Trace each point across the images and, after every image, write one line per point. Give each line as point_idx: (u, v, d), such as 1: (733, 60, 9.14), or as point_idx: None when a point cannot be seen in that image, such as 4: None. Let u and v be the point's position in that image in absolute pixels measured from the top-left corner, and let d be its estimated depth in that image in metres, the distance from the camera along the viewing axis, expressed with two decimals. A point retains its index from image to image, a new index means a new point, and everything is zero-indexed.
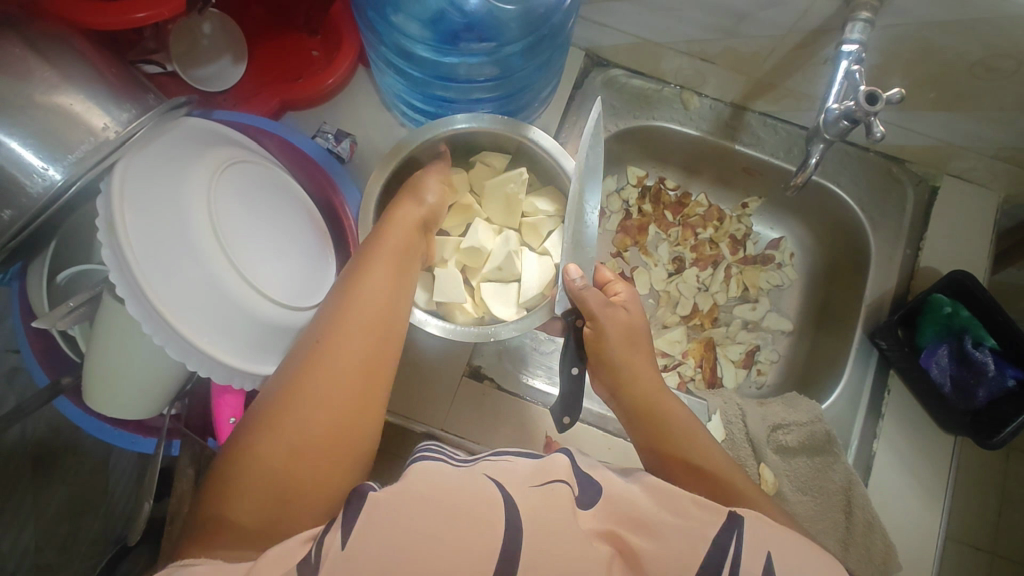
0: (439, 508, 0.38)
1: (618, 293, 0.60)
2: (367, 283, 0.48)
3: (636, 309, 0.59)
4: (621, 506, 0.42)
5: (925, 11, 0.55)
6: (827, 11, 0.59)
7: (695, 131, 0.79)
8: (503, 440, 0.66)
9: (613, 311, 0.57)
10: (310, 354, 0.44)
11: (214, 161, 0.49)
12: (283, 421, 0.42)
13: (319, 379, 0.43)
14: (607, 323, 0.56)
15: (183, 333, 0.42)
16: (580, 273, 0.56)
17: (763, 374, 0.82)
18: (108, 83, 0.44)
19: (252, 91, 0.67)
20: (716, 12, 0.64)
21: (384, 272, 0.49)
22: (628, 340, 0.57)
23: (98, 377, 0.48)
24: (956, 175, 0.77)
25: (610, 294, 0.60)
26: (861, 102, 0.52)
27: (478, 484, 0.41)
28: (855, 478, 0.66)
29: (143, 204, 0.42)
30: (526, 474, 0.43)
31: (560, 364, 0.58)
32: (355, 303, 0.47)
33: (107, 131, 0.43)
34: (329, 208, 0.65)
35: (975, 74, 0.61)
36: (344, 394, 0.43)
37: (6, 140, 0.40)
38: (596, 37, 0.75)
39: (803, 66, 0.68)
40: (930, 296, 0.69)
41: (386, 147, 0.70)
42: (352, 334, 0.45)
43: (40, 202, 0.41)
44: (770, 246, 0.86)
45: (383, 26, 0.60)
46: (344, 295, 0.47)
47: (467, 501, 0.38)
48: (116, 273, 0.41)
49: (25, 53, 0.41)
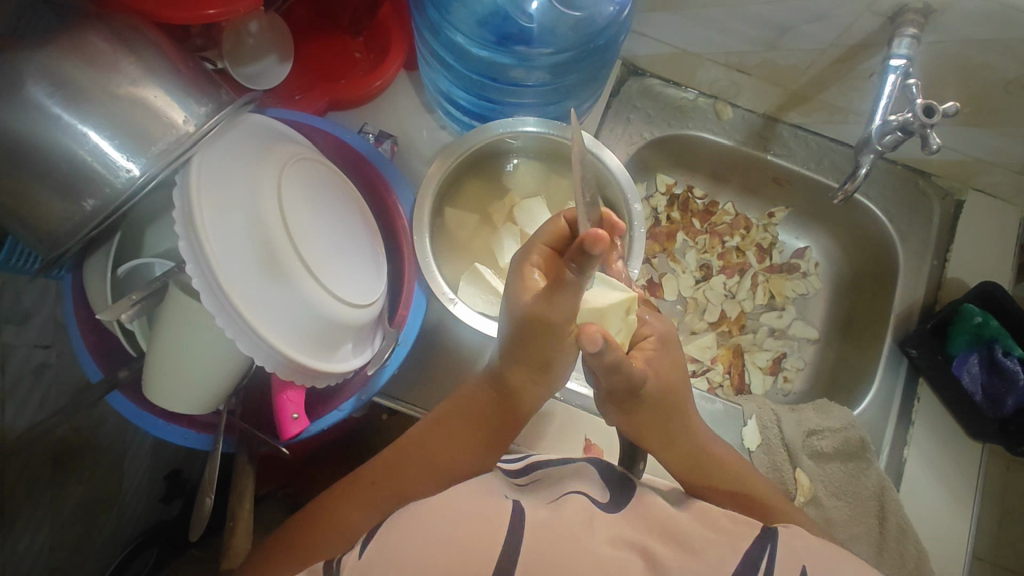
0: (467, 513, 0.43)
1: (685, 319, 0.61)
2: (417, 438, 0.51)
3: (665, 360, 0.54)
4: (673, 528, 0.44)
5: (970, 28, 0.57)
6: (872, 26, 0.60)
7: (728, 141, 0.80)
8: (544, 440, 0.66)
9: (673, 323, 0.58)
10: (351, 489, 0.50)
11: (281, 157, 0.49)
12: (312, 539, 0.47)
13: (357, 515, 0.48)
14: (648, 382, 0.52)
15: (255, 326, 0.42)
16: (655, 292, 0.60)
17: (790, 382, 0.83)
18: (186, 78, 0.44)
19: (296, 91, 0.68)
20: (759, 24, 0.66)
21: (432, 433, 0.51)
22: None
23: (162, 371, 0.48)
24: (980, 190, 0.79)
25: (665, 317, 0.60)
26: (918, 114, 0.54)
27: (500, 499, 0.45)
28: (888, 484, 0.68)
29: (217, 197, 0.43)
30: (554, 492, 0.49)
31: None
32: (409, 444, 0.51)
33: (187, 126, 0.43)
34: (382, 208, 0.64)
35: (1011, 91, 0.63)
36: (383, 478, 0.50)
37: (91, 132, 0.40)
38: (634, 46, 0.76)
39: (842, 80, 0.70)
40: (959, 307, 0.70)
41: (427, 149, 0.71)
42: (399, 482, 0.49)
43: (122, 195, 0.41)
44: (795, 255, 0.87)
45: (439, 25, 0.61)
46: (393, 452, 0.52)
47: (482, 509, 0.43)
48: (193, 267, 0.41)
49: (109, 44, 0.41)
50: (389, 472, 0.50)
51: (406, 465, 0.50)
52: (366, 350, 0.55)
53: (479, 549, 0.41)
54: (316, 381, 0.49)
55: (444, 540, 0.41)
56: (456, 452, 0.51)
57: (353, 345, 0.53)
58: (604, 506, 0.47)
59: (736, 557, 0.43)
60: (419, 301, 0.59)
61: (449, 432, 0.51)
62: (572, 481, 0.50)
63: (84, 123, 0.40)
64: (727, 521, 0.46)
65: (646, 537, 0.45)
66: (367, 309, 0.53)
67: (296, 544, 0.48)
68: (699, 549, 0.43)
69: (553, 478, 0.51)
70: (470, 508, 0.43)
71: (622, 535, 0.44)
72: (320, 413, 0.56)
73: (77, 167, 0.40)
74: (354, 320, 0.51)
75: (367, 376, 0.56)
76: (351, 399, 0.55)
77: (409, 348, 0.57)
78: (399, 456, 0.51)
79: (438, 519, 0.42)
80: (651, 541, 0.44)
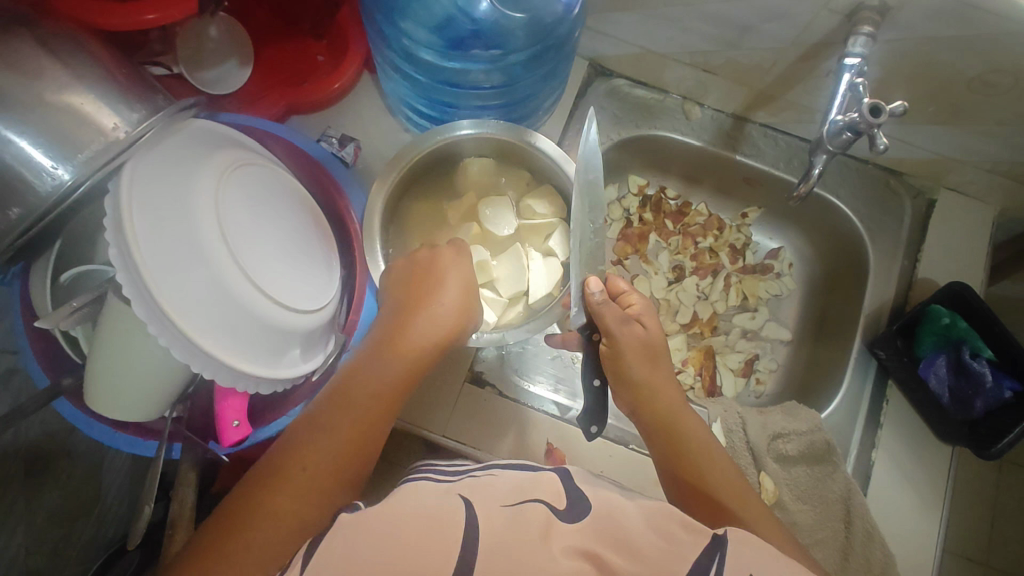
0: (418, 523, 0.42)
1: (632, 303, 0.59)
2: (369, 386, 0.49)
3: (651, 321, 0.59)
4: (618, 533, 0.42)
5: (925, 26, 0.56)
6: (830, 25, 0.60)
7: (697, 141, 0.80)
8: (505, 444, 0.65)
9: (629, 327, 0.56)
10: (284, 469, 0.46)
11: (223, 162, 0.49)
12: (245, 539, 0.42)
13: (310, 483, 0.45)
14: (624, 340, 0.56)
15: (187, 333, 0.42)
16: (599, 286, 0.56)
17: (762, 384, 0.82)
18: (119, 83, 0.44)
19: (257, 95, 0.67)
20: (718, 24, 0.65)
21: (369, 408, 0.49)
22: (654, 365, 0.57)
23: (102, 377, 0.48)
24: (952, 188, 0.78)
25: (624, 305, 0.59)
26: (864, 114, 0.53)
27: (449, 504, 0.44)
28: (855, 487, 0.66)
29: (152, 203, 0.42)
30: (513, 494, 0.46)
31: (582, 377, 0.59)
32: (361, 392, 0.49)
33: (117, 131, 0.43)
34: (336, 214, 0.64)
35: (973, 90, 0.62)
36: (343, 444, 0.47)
37: (16, 139, 0.40)
38: (600, 46, 0.76)
39: (806, 79, 0.69)
40: (927, 308, 0.69)
41: (390, 152, 0.70)
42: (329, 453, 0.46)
43: (49, 201, 0.41)
44: (769, 256, 0.86)
45: (391, 32, 0.60)
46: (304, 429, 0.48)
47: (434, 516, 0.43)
48: (123, 274, 0.41)
49: (36, 51, 0.41)
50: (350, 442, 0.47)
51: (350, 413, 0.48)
52: (317, 355, 0.55)
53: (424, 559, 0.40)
54: (260, 387, 0.49)
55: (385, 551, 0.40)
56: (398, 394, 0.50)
57: (301, 350, 0.53)
58: (563, 515, 0.45)
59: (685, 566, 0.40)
60: (370, 308, 0.61)
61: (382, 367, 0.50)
62: (531, 488, 0.48)
63: (10, 130, 0.40)
64: (682, 530, 0.43)
65: (587, 536, 0.43)
66: (314, 314, 0.53)
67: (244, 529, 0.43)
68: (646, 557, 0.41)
69: (510, 479, 0.49)
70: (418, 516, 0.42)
71: (576, 544, 0.43)
72: (267, 419, 0.57)
73: (3, 173, 0.40)
74: (301, 325, 0.51)
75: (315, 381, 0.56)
76: (299, 405, 0.56)
77: None
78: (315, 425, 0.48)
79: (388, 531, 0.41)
80: (600, 548, 0.42)
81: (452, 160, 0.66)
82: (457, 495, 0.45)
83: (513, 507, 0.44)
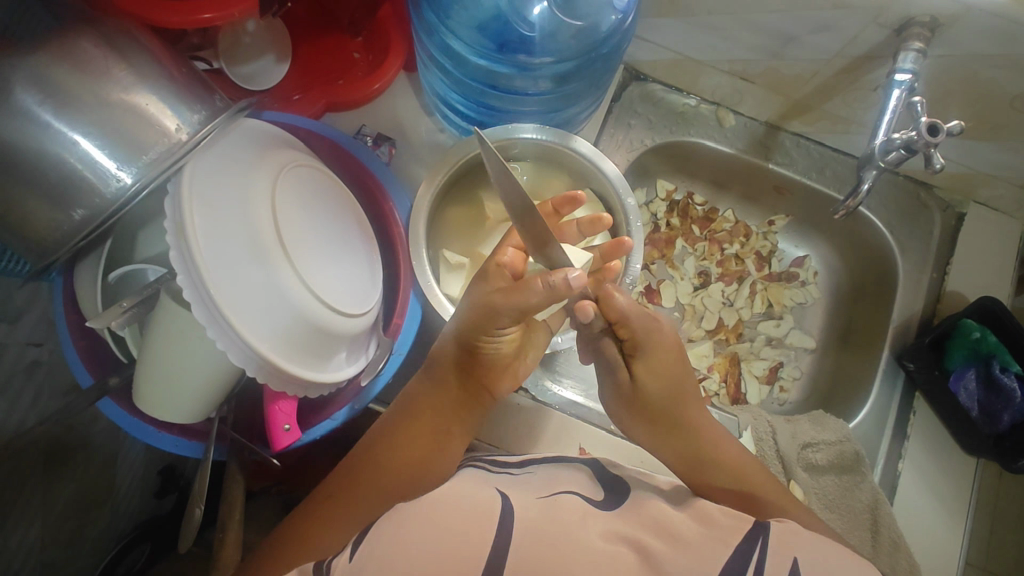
0: (454, 521, 0.41)
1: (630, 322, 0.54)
2: (415, 419, 0.53)
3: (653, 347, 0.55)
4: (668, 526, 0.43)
5: (975, 44, 0.56)
6: (877, 39, 0.60)
7: (729, 148, 0.80)
8: (537, 448, 0.66)
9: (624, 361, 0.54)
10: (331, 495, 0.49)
11: (276, 163, 0.48)
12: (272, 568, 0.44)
13: (351, 506, 0.48)
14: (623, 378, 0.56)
15: (245, 337, 0.42)
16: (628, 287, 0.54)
17: (786, 392, 0.83)
18: (179, 84, 0.43)
19: (294, 92, 0.66)
20: (763, 33, 0.65)
21: (410, 438, 0.52)
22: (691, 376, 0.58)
23: (152, 379, 0.47)
24: (982, 203, 0.78)
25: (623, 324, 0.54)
26: (921, 132, 0.54)
27: (488, 496, 0.45)
28: (882, 497, 0.67)
29: (212, 206, 0.42)
30: (548, 486, 0.48)
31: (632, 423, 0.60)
32: (401, 428, 0.53)
33: (179, 133, 0.42)
34: (378, 215, 0.63)
35: (1015, 107, 0.62)
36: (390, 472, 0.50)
37: (81, 140, 0.39)
38: (637, 51, 0.75)
39: (846, 90, 0.69)
40: (958, 321, 0.70)
41: (426, 152, 0.70)
42: (370, 493, 0.49)
43: (113, 205, 0.40)
44: (795, 264, 0.87)
45: (437, 28, 0.60)
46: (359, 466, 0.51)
47: (472, 511, 0.43)
48: (183, 277, 0.41)
49: (99, 50, 0.41)
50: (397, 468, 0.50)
51: (384, 443, 0.52)
52: (361, 358, 0.55)
53: (468, 554, 0.39)
54: (308, 392, 0.49)
55: (431, 547, 0.39)
56: (447, 433, 0.54)
57: (347, 354, 0.52)
58: (599, 504, 0.47)
59: (728, 549, 0.41)
60: (414, 311, 0.59)
61: (426, 405, 0.54)
62: (565, 482, 0.49)
63: (74, 131, 0.39)
64: (721, 515, 0.45)
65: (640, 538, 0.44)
66: (361, 316, 0.52)
67: (293, 539, 0.46)
68: (694, 543, 0.42)
69: (547, 476, 0.50)
70: (456, 515, 0.42)
71: (614, 528, 0.43)
72: (312, 422, 0.57)
73: (67, 175, 0.40)
74: (348, 329, 0.51)
75: (360, 385, 0.56)
76: (344, 407, 0.56)
77: (403, 356, 0.57)
78: (363, 467, 0.51)
79: (432, 528, 0.41)
80: (643, 536, 0.43)
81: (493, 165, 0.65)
82: (495, 488, 0.46)
83: (546, 498, 0.45)
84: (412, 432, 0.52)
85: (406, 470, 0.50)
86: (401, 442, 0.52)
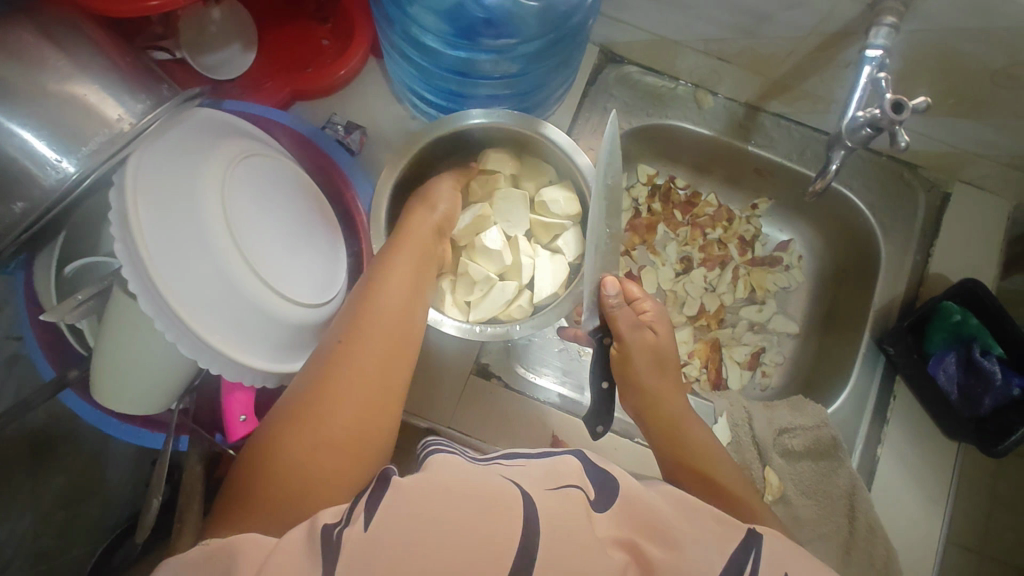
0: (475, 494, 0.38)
1: (646, 309, 0.60)
2: (383, 305, 0.49)
3: (664, 330, 0.60)
4: (623, 509, 0.42)
5: (948, 18, 0.54)
6: (850, 15, 0.58)
7: (709, 130, 0.78)
8: (512, 436, 0.65)
9: (639, 333, 0.57)
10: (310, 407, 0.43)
11: (229, 154, 0.48)
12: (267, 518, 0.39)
13: (335, 411, 0.43)
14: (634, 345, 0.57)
15: (195, 331, 0.41)
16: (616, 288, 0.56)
17: (768, 376, 0.82)
18: (124, 73, 0.43)
19: (262, 79, 0.66)
20: (735, 11, 0.63)
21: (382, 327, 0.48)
22: (656, 363, 0.58)
23: (107, 370, 0.48)
24: (968, 182, 0.77)
25: (638, 311, 0.60)
26: (886, 110, 0.52)
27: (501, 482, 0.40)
28: (859, 483, 0.67)
29: (159, 199, 0.41)
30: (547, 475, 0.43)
31: (592, 378, 0.57)
32: (373, 311, 0.48)
33: (122, 122, 0.42)
34: (339, 202, 0.64)
35: (996, 83, 0.60)
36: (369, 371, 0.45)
37: (20, 131, 0.39)
38: (611, 32, 0.74)
39: (823, 68, 0.67)
40: (939, 304, 0.69)
41: (395, 137, 0.69)
42: (355, 401, 0.44)
43: (53, 195, 0.40)
44: (779, 248, 0.85)
45: (398, 16, 0.59)
46: (314, 392, 0.44)
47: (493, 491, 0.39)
48: (128, 269, 0.40)
49: (38, 40, 0.40)
50: (375, 362, 0.46)
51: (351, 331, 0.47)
52: None
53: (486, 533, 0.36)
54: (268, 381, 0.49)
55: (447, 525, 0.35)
56: (416, 314, 0.51)
57: None
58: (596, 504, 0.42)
59: (723, 558, 0.38)
60: None
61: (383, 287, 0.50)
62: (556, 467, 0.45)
63: (12, 122, 0.39)
64: (715, 524, 0.41)
65: None
66: (320, 304, 0.53)
67: (279, 474, 0.41)
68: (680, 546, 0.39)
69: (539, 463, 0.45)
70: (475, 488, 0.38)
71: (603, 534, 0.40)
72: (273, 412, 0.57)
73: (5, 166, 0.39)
74: (306, 318, 0.51)
75: None
76: None
77: None
78: (337, 367, 0.45)
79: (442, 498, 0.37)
80: (639, 539, 0.40)
81: (461, 149, 0.65)
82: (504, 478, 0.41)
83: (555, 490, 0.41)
84: (383, 312, 0.48)
85: (384, 367, 0.46)
86: (375, 324, 0.48)
